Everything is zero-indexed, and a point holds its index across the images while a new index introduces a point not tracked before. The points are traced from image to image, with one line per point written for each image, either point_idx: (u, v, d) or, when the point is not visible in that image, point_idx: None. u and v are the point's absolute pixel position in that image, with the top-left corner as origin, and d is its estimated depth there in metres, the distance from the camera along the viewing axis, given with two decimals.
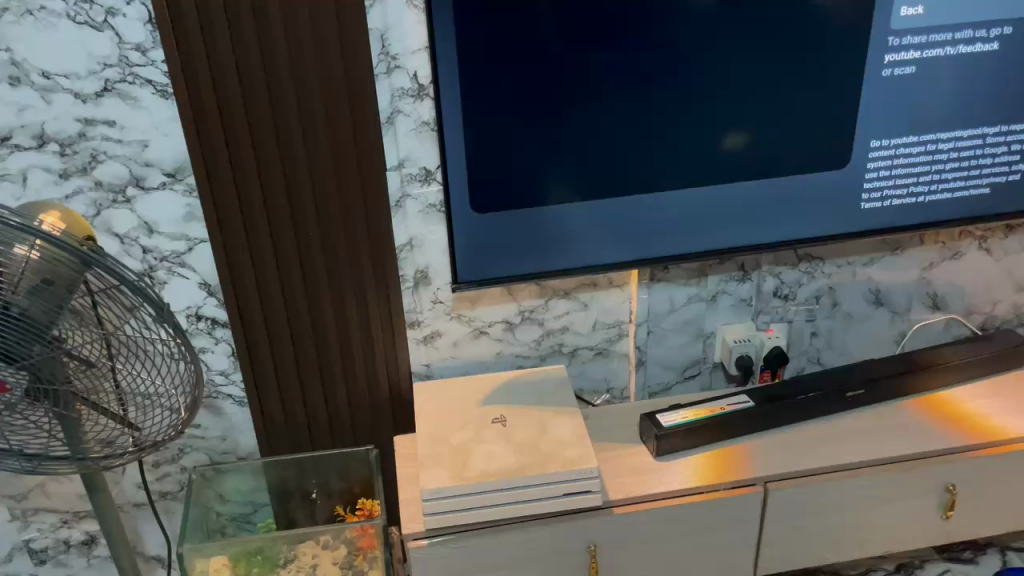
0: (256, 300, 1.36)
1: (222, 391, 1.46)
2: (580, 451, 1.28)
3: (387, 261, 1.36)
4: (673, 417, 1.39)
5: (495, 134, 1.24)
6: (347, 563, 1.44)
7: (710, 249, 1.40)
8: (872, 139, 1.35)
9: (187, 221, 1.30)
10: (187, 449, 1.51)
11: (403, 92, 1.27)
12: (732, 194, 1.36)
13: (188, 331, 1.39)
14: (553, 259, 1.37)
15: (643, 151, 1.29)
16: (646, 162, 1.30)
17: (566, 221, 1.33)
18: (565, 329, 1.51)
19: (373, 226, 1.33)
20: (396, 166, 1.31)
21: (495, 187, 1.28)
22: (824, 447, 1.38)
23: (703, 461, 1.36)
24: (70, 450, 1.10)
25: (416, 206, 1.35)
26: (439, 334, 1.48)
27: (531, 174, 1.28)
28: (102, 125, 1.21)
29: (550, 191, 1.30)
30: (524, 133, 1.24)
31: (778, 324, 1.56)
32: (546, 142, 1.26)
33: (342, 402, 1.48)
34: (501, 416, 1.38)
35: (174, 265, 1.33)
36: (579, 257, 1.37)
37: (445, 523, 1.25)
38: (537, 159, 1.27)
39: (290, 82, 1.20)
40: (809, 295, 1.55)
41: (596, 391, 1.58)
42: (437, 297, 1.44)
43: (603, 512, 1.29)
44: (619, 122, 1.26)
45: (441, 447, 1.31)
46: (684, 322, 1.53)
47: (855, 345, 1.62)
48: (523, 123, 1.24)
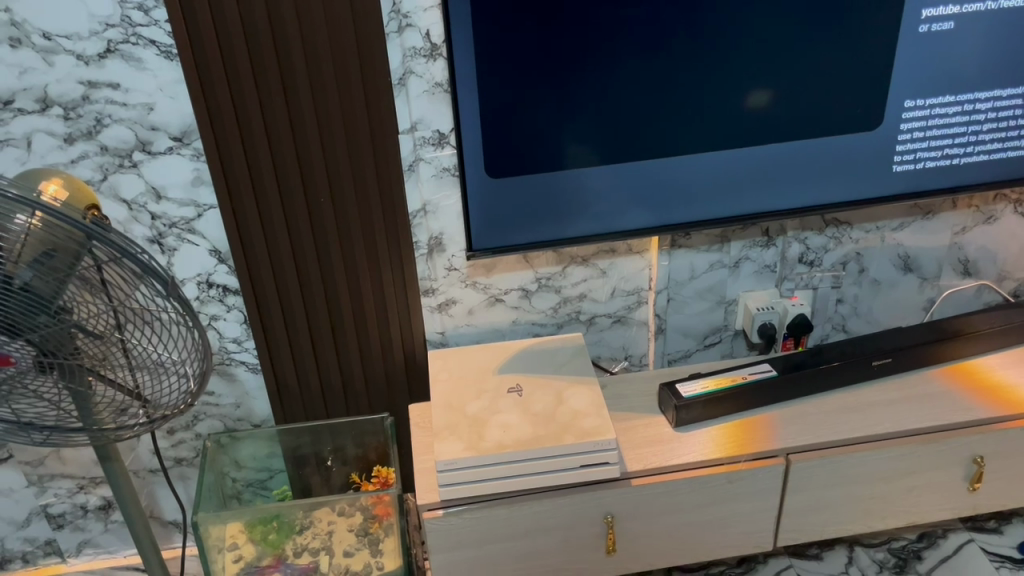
0: (268, 268, 1.33)
1: (235, 358, 1.43)
2: (598, 423, 1.25)
3: (399, 227, 1.33)
4: (693, 386, 1.36)
5: (511, 97, 1.19)
6: (362, 530, 1.47)
7: (735, 215, 1.35)
8: (905, 99, 1.29)
9: (194, 186, 1.27)
10: (201, 416, 1.49)
11: (415, 52, 1.21)
12: (758, 158, 1.31)
13: (200, 299, 1.37)
14: (571, 223, 1.32)
15: (666, 112, 1.24)
16: (668, 124, 1.25)
17: (584, 184, 1.29)
18: (582, 296, 1.47)
19: (385, 188, 1.29)
20: (408, 129, 1.27)
21: (510, 153, 1.24)
22: (848, 419, 1.34)
23: (723, 432, 1.33)
24: (82, 421, 1.09)
25: (430, 170, 1.31)
26: (454, 302, 1.44)
27: (547, 139, 1.24)
28: (106, 88, 1.18)
29: (568, 158, 1.26)
30: (541, 92, 1.19)
31: (802, 292, 1.51)
32: (563, 105, 1.21)
33: (356, 370, 1.46)
34: (517, 385, 1.35)
35: (183, 231, 1.30)
36: (599, 223, 1.33)
37: (461, 494, 1.24)
38: (555, 118, 1.22)
39: (297, 39, 1.15)
40: (835, 261, 1.50)
41: (614, 358, 1.55)
42: (451, 264, 1.40)
43: (622, 483, 1.27)
44: (640, 82, 1.21)
45: (457, 416, 1.29)
46: (705, 289, 1.49)
47: (882, 312, 1.58)
48: (540, 86, 1.19)
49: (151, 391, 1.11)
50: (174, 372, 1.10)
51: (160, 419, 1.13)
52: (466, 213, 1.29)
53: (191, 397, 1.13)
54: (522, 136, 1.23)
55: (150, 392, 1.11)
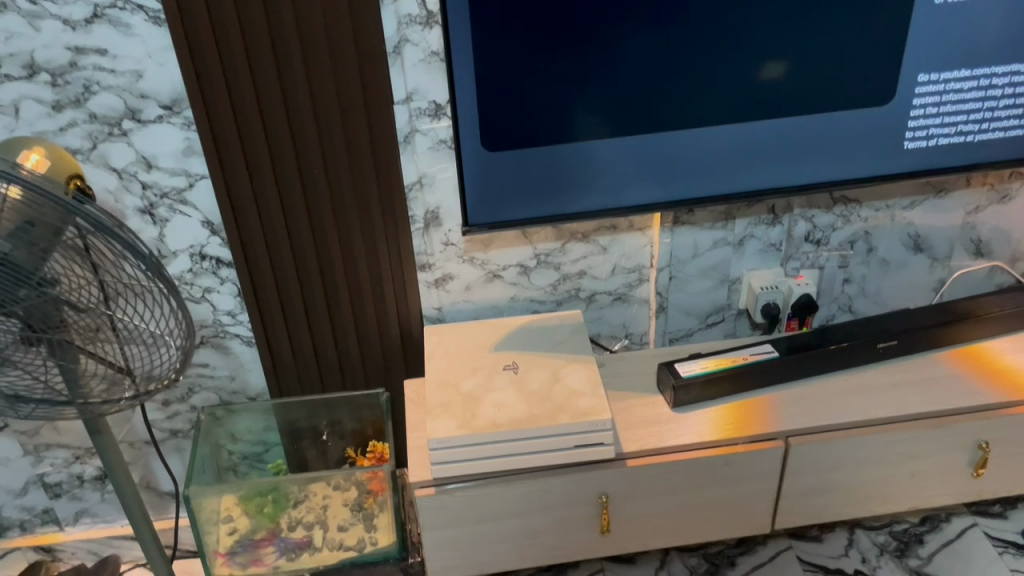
0: (260, 240, 1.31)
1: (230, 331, 1.42)
2: (594, 402, 1.23)
3: (394, 200, 1.30)
4: (693, 366, 1.33)
5: (509, 67, 1.15)
6: (357, 504, 1.45)
7: (741, 192, 1.32)
8: (919, 73, 1.24)
9: (185, 155, 1.24)
10: (196, 388, 1.47)
11: (411, 19, 1.18)
12: (764, 133, 1.27)
13: (193, 271, 1.34)
14: (571, 199, 1.29)
15: (670, 84, 1.20)
16: (672, 96, 1.21)
17: (585, 159, 1.25)
18: (582, 273, 1.44)
19: (381, 160, 1.26)
20: (403, 100, 1.23)
21: (507, 125, 1.20)
22: (851, 402, 1.32)
23: (721, 414, 1.30)
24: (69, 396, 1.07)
25: (426, 142, 1.27)
26: (451, 277, 1.42)
27: (546, 111, 1.20)
28: (94, 54, 1.15)
29: (567, 131, 1.22)
30: (541, 63, 1.15)
31: (808, 271, 1.47)
32: (563, 75, 1.17)
33: (351, 345, 1.44)
34: (513, 363, 1.33)
35: (175, 202, 1.28)
36: (600, 199, 1.30)
37: (453, 472, 1.22)
38: (554, 90, 1.18)
39: (289, 5, 1.12)
40: (843, 240, 1.46)
41: (614, 336, 1.52)
42: (449, 238, 1.37)
43: (617, 464, 1.25)
44: (644, 53, 1.17)
45: (451, 394, 1.28)
46: (709, 267, 1.46)
47: (890, 293, 1.54)
48: (539, 56, 1.15)
49: (139, 364, 1.09)
50: (161, 344, 1.09)
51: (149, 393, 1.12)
52: (462, 187, 1.26)
53: (181, 369, 1.11)
54: (519, 107, 1.19)
55: (138, 365, 1.09)
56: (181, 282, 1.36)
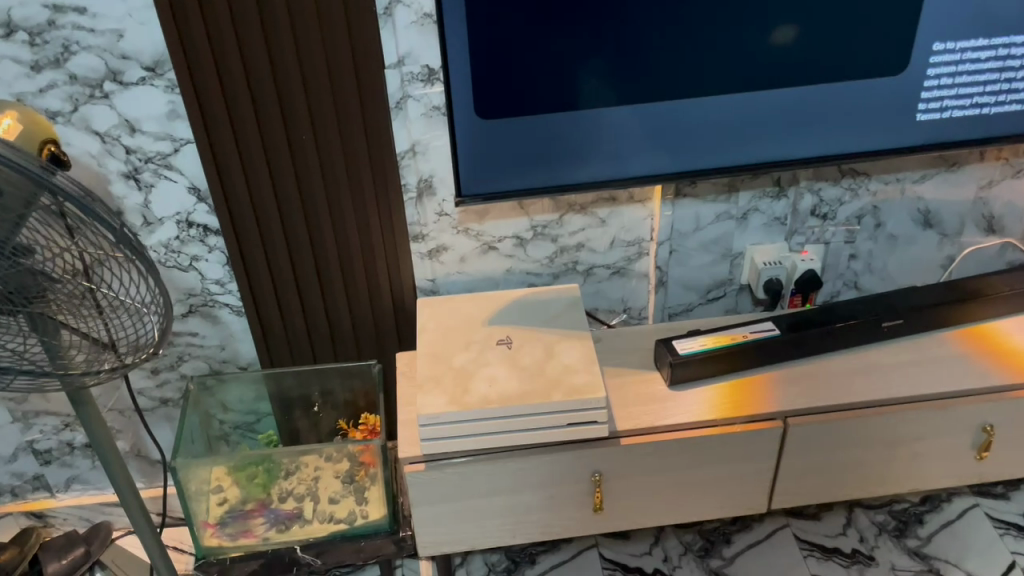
0: (249, 208, 1.28)
1: (219, 300, 1.39)
2: (588, 379, 1.20)
3: (386, 168, 1.26)
4: (692, 343, 1.29)
5: (504, 31, 1.10)
6: (348, 477, 1.43)
7: (745, 164, 1.27)
8: (934, 42, 1.18)
9: (170, 119, 1.20)
10: (185, 357, 1.45)
11: None
12: (770, 103, 1.21)
13: (180, 238, 1.31)
14: (569, 170, 1.25)
15: (673, 50, 1.15)
16: (675, 63, 1.16)
17: (583, 128, 1.21)
18: (580, 246, 1.40)
19: (372, 126, 1.22)
20: (395, 64, 1.19)
21: (502, 92, 1.16)
22: (853, 382, 1.28)
23: (719, 392, 1.27)
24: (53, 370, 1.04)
25: (419, 108, 1.23)
26: (445, 248, 1.38)
27: (543, 78, 1.15)
28: (73, 13, 1.10)
29: (565, 98, 1.17)
30: (538, 27, 1.10)
31: (813, 246, 1.43)
32: (561, 40, 1.12)
33: (343, 315, 1.41)
34: (507, 338, 1.30)
35: (160, 167, 1.24)
36: (599, 170, 1.25)
37: (443, 448, 1.20)
38: (552, 56, 1.13)
39: None
40: (850, 214, 1.41)
41: (612, 310, 1.49)
42: (442, 208, 1.34)
43: (611, 443, 1.22)
44: (646, 17, 1.11)
45: (442, 369, 1.25)
46: (711, 241, 1.42)
47: (898, 269, 1.49)
48: (536, 19, 1.09)
49: (120, 333, 1.06)
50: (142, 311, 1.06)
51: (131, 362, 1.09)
52: (455, 156, 1.21)
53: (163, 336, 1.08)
54: (515, 73, 1.14)
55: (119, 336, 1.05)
56: (167, 250, 1.32)
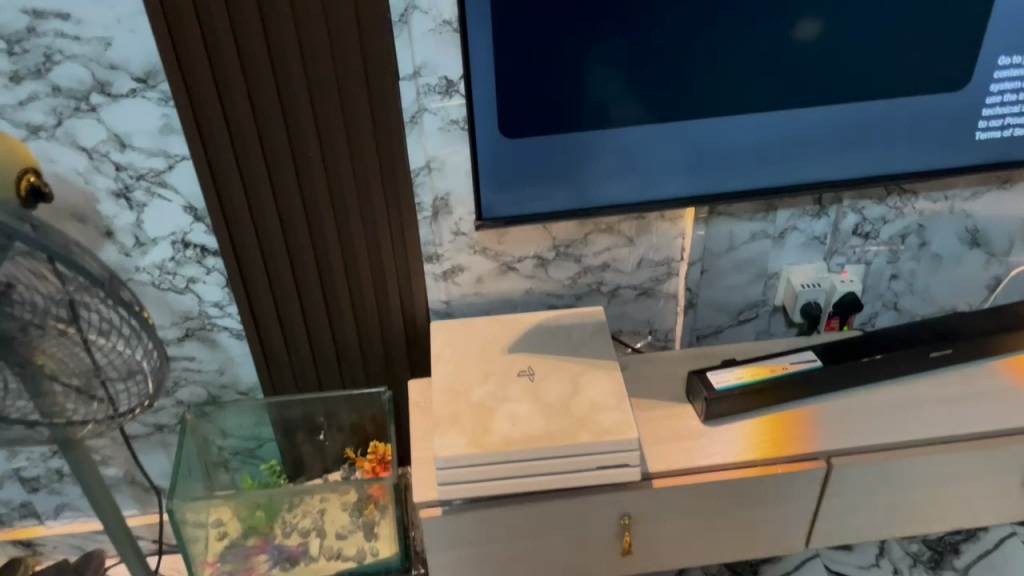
0: (249, 228, 1.18)
1: (218, 324, 1.29)
2: (618, 418, 1.12)
3: (399, 186, 1.16)
4: (727, 375, 1.20)
5: (532, 42, 1.00)
6: (356, 510, 1.34)
7: (788, 183, 1.17)
8: (999, 55, 1.08)
9: (164, 134, 1.09)
10: (181, 382, 1.35)
11: None
12: (820, 119, 1.11)
13: (175, 260, 1.21)
14: (598, 190, 1.15)
15: (719, 64, 1.04)
16: (719, 78, 1.05)
17: (615, 146, 1.11)
18: (605, 266, 1.31)
19: (384, 141, 1.12)
20: (410, 75, 1.08)
21: (528, 107, 1.05)
22: (900, 418, 1.19)
23: (758, 429, 1.19)
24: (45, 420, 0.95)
25: (435, 122, 1.13)
26: (461, 269, 1.28)
27: (573, 93, 1.05)
28: (55, 19, 1.00)
29: (597, 114, 1.07)
30: (569, 39, 1.00)
31: (853, 267, 1.34)
32: (595, 52, 1.01)
33: (351, 340, 1.32)
34: (529, 369, 1.21)
35: (153, 185, 1.14)
36: (631, 191, 1.16)
37: (462, 493, 1.11)
38: (584, 71, 1.03)
39: None
40: (894, 234, 1.32)
41: (637, 333, 1.39)
42: (459, 228, 1.24)
43: (642, 485, 1.13)
44: (691, 28, 1.01)
45: (460, 404, 1.16)
46: (745, 261, 1.32)
47: (941, 290, 1.40)
48: (569, 29, 0.99)
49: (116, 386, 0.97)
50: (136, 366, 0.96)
51: (124, 415, 1.00)
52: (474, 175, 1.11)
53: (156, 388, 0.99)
54: (543, 88, 1.04)
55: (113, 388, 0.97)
56: (161, 272, 1.22)
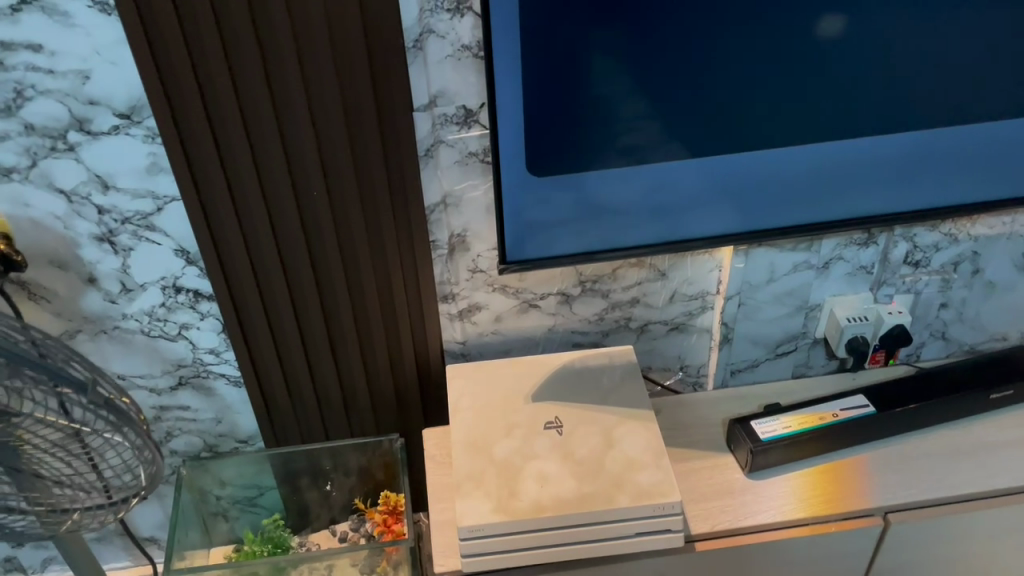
0: (248, 274, 1.07)
1: (214, 371, 1.18)
2: (658, 478, 1.01)
3: (412, 225, 1.06)
4: (773, 425, 1.10)
5: (563, 70, 0.89)
6: (368, 567, 1.20)
7: (838, 216, 1.07)
8: None
9: (150, 174, 0.98)
10: (175, 432, 1.25)
11: (436, 5, 0.90)
12: (879, 149, 1.01)
13: (166, 306, 1.10)
14: (633, 228, 1.05)
15: (773, 94, 0.92)
16: (772, 109, 0.94)
17: (654, 182, 1.00)
18: (635, 301, 1.20)
19: (397, 177, 1.01)
20: (425, 105, 0.97)
21: (560, 142, 0.95)
22: (961, 467, 1.10)
23: (807, 482, 1.09)
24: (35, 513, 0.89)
25: (452, 155, 1.02)
26: (479, 308, 1.18)
27: (607, 126, 0.94)
28: (25, 51, 0.88)
29: (634, 147, 0.97)
30: (608, 70, 0.89)
31: (902, 297, 1.24)
32: (633, 81, 0.90)
33: (360, 386, 1.21)
34: (556, 420, 1.11)
35: (140, 228, 1.03)
36: (668, 228, 1.06)
37: (488, 563, 1.01)
38: (624, 103, 0.92)
39: None
40: (946, 261, 1.21)
41: (667, 369, 1.29)
42: (477, 265, 1.13)
43: (683, 549, 1.04)
44: (746, 56, 0.89)
45: (483, 463, 1.05)
46: (785, 292, 1.22)
47: (994, 318, 1.30)
48: (596, 56, 0.88)
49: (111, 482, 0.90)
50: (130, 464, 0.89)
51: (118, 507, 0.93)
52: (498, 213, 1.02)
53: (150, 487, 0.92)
54: (574, 120, 0.93)
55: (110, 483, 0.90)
56: (151, 318, 1.12)
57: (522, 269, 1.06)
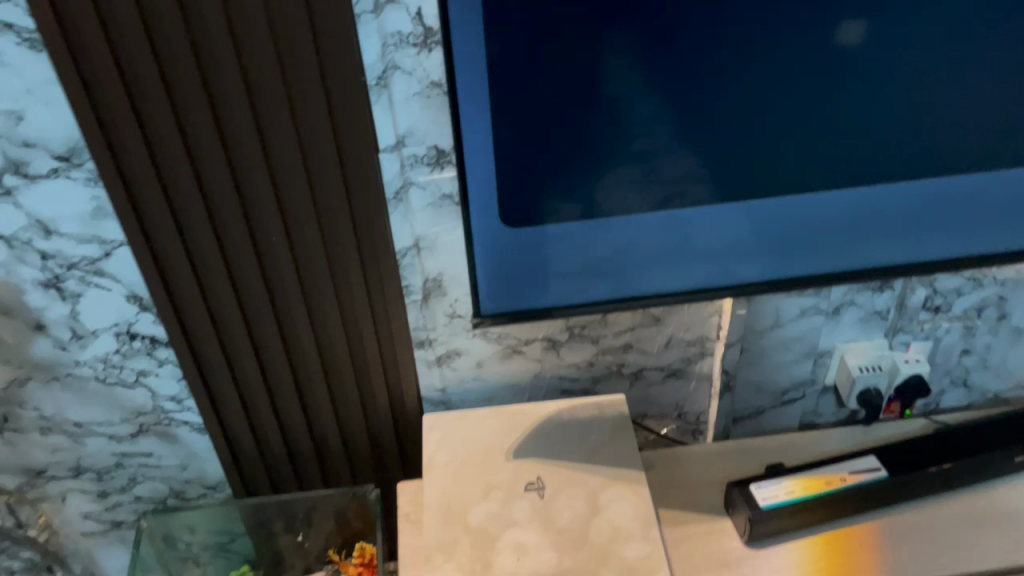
0: (206, 323, 0.99)
1: (176, 418, 1.11)
2: (645, 552, 0.93)
3: (382, 273, 0.98)
4: (775, 490, 1.01)
5: (548, 103, 0.82)
6: None
7: (843, 258, 1.00)
8: None
9: (95, 218, 0.90)
10: (139, 478, 1.18)
11: (401, 39, 0.81)
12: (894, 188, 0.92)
13: (121, 353, 1.03)
14: (632, 283, 1.00)
15: (786, 120, 0.85)
16: (784, 140, 0.86)
17: (651, 238, 0.95)
18: (627, 347, 1.11)
19: (364, 224, 0.93)
20: (392, 146, 0.88)
21: (544, 192, 0.89)
22: (981, 539, 1.00)
23: (810, 554, 1.00)
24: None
25: (424, 197, 0.93)
26: (458, 354, 1.09)
27: (598, 159, 0.87)
28: None
29: (624, 182, 0.89)
30: (594, 116, 0.83)
31: (919, 344, 1.14)
32: (630, 111, 0.83)
33: (332, 436, 1.13)
34: (538, 480, 1.02)
35: (88, 274, 0.95)
36: (668, 283, 1.00)
37: None
38: (612, 151, 0.86)
39: (224, 31, 0.77)
40: (969, 306, 1.11)
41: (663, 417, 1.20)
42: (454, 310, 1.04)
43: None
44: (753, 84, 0.82)
45: (457, 529, 0.97)
46: (792, 338, 1.13)
47: (1020, 366, 1.20)
48: (602, 77, 0.81)
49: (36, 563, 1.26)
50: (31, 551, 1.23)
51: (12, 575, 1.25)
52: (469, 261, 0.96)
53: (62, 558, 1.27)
54: (562, 155, 0.86)
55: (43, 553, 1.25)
56: (105, 365, 1.04)
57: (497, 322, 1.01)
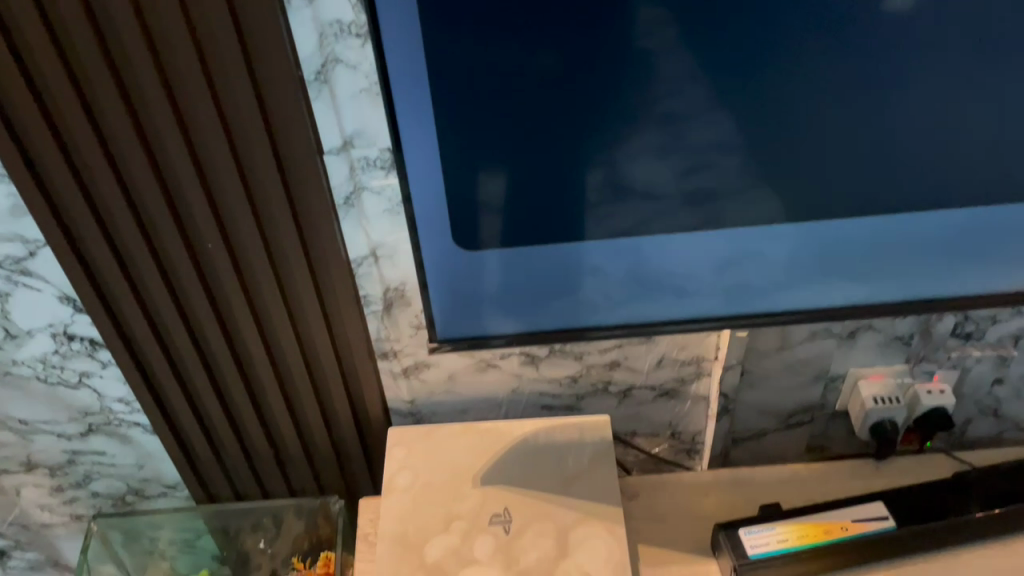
0: (147, 333, 0.90)
1: (126, 419, 1.04)
2: None
3: (334, 284, 0.88)
4: (766, 538, 0.91)
5: (528, 88, 0.70)
6: None
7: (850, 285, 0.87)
8: None
9: (14, 216, 0.81)
10: (94, 475, 1.12)
11: (340, 28, 0.70)
12: (932, 205, 0.79)
13: (60, 354, 0.95)
14: (617, 309, 0.89)
15: (831, 98, 0.71)
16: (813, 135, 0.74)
17: (641, 264, 0.84)
18: (614, 365, 1.01)
19: (310, 233, 0.83)
20: (339, 147, 0.78)
21: (526, 204, 0.79)
22: None
23: None
24: None
25: (378, 203, 0.82)
26: (426, 366, 1.00)
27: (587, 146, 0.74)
28: None
29: (618, 174, 0.77)
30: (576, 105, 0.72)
31: (944, 373, 1.02)
32: (637, 84, 0.70)
33: (292, 445, 1.06)
34: (504, 512, 0.93)
35: (14, 273, 0.87)
36: (658, 309, 0.89)
37: None
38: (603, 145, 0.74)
39: (132, 20, 0.66)
40: (1003, 336, 0.98)
41: (654, 435, 1.10)
42: (420, 322, 0.94)
43: None
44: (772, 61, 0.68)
45: (412, 565, 0.89)
46: (799, 361, 1.01)
47: None
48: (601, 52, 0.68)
49: None
50: None
51: None
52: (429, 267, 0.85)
53: None
54: (545, 140, 0.74)
55: None
56: (45, 365, 0.97)
57: (455, 347, 0.92)
